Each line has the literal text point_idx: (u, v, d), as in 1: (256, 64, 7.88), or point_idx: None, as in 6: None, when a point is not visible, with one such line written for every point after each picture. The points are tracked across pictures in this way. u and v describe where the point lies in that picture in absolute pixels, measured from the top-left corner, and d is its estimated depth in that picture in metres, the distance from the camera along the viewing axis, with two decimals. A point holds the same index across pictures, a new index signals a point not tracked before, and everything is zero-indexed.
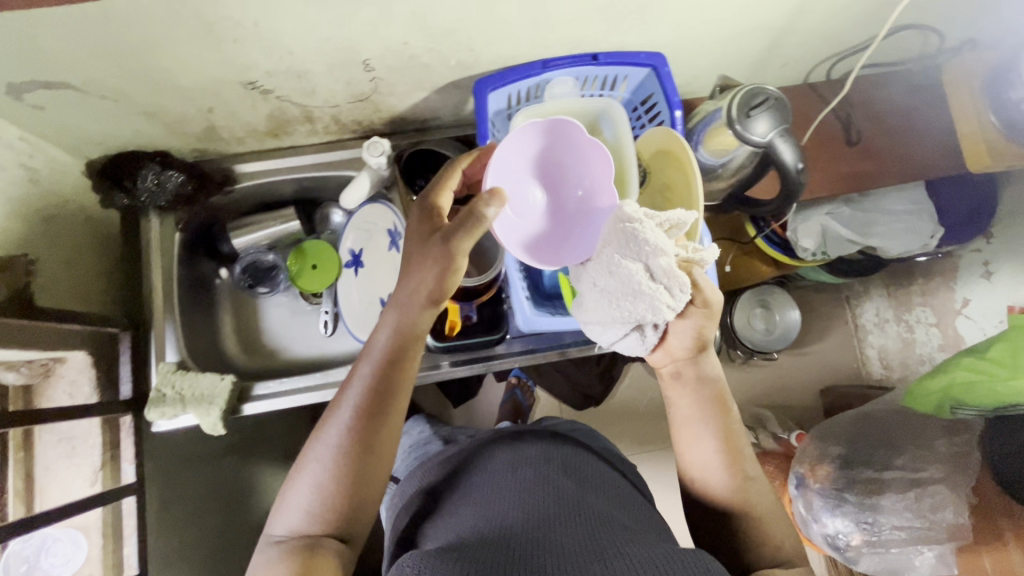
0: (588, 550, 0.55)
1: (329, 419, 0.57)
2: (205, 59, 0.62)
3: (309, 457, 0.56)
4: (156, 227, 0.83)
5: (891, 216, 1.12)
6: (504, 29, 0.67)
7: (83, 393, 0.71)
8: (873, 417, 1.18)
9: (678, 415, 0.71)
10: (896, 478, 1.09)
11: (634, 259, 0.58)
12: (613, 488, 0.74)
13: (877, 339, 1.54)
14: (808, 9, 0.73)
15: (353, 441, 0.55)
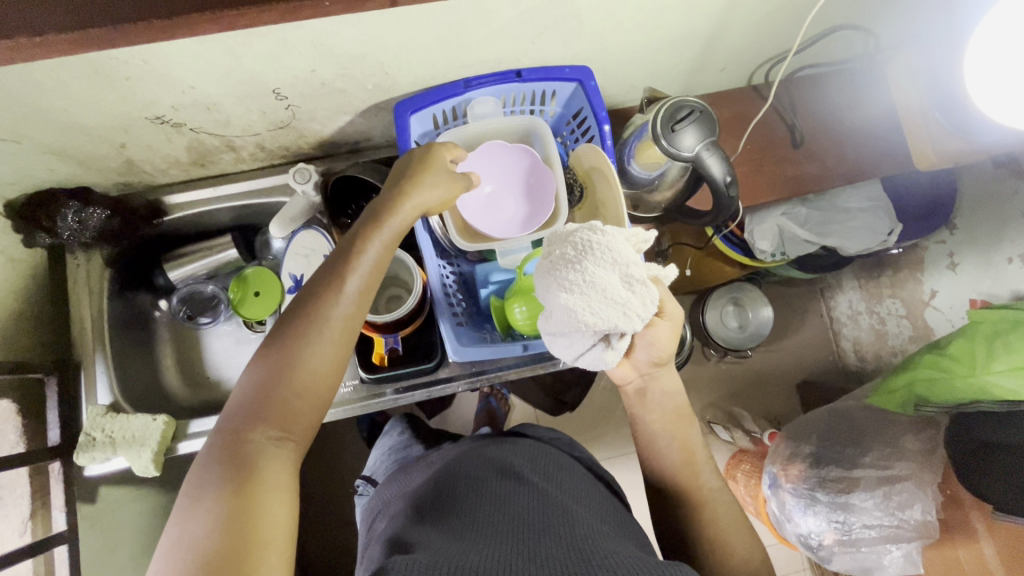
0: (564, 547, 0.55)
1: (296, 306, 0.52)
2: (102, 98, 0.60)
3: (269, 346, 0.51)
4: (85, 264, 0.82)
5: (847, 214, 1.11)
6: (415, 51, 0.64)
7: (8, 442, 0.70)
8: (843, 413, 1.17)
9: (643, 429, 0.71)
10: (865, 476, 1.07)
11: (613, 271, 0.56)
12: (589, 490, 0.73)
13: (852, 332, 1.59)
14: (732, 16, 0.71)
15: (321, 337, 0.51)
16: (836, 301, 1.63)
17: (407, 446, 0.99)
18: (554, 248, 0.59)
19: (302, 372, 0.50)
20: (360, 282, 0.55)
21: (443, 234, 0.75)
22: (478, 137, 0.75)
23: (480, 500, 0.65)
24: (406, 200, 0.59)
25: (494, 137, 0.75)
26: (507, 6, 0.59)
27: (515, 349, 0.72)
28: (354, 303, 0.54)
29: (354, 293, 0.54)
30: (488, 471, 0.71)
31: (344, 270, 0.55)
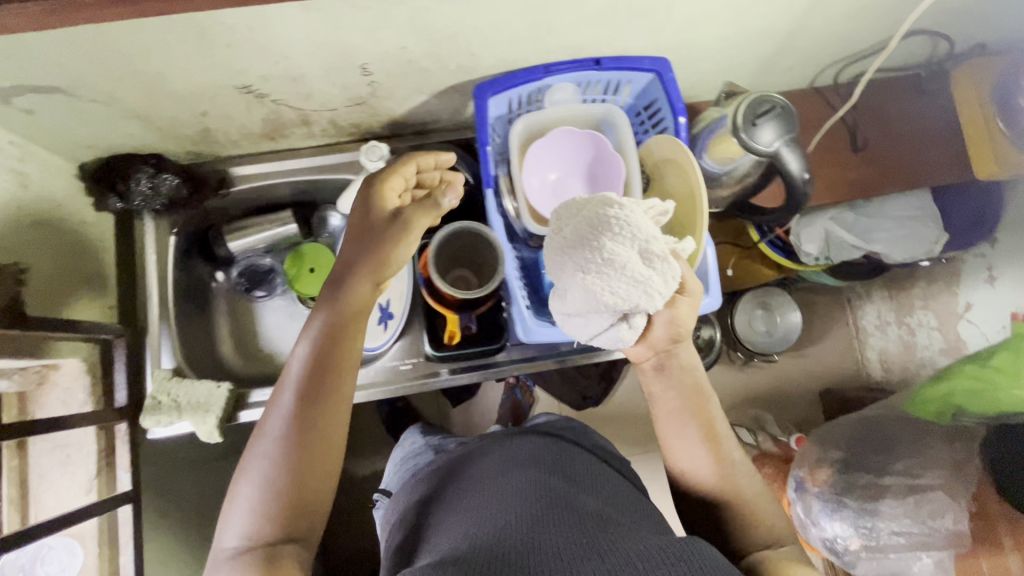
0: (585, 547, 0.54)
1: (264, 427, 0.53)
2: (198, 63, 0.60)
3: (248, 467, 0.51)
4: (152, 230, 0.82)
5: (895, 222, 1.10)
6: (504, 32, 0.65)
7: (77, 401, 0.72)
8: (871, 421, 1.15)
9: (658, 406, 0.68)
10: (895, 483, 1.01)
11: (633, 247, 0.56)
12: (610, 486, 0.72)
13: (878, 342, 1.52)
14: (815, 15, 0.71)
15: (295, 440, 0.51)
16: (862, 311, 1.54)
17: (421, 448, 0.97)
18: (572, 224, 0.59)
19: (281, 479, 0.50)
20: (318, 370, 0.54)
21: (515, 216, 0.75)
22: (551, 123, 0.75)
23: (492, 501, 0.64)
24: (357, 279, 0.57)
25: (567, 123, 0.75)
26: None
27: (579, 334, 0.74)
28: (323, 393, 0.53)
29: (320, 385, 0.53)
30: (498, 470, 0.70)
31: (305, 369, 0.54)
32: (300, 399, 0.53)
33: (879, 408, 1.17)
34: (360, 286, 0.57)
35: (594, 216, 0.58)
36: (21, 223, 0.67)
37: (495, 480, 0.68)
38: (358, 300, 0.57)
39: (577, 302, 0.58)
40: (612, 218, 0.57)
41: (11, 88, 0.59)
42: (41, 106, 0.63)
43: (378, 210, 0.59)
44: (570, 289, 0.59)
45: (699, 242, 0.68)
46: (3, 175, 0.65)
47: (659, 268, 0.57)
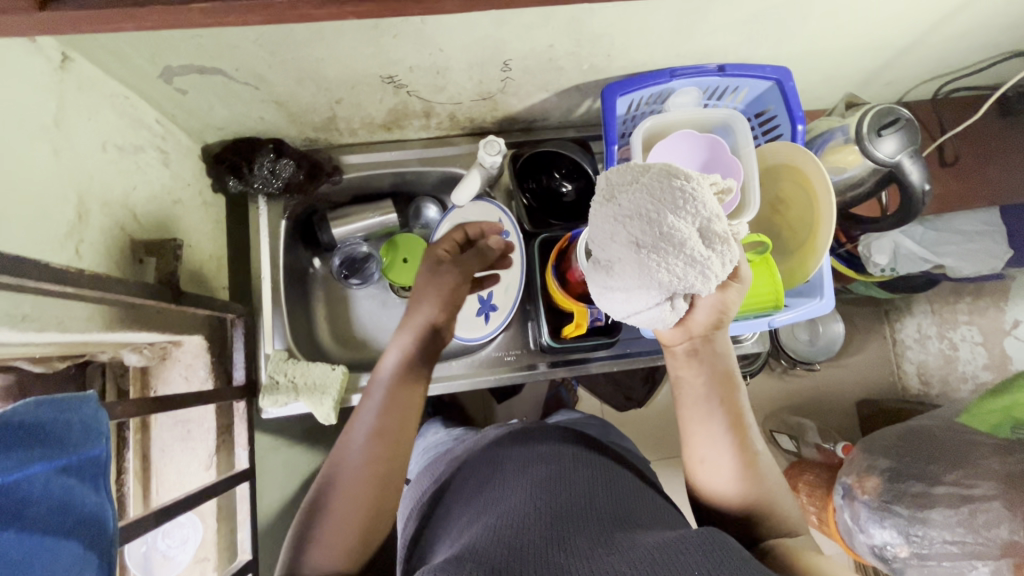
0: (601, 543, 0.53)
1: (337, 470, 0.63)
2: (359, 52, 0.62)
3: (325, 504, 0.61)
4: (266, 213, 0.84)
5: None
6: (647, 36, 0.67)
7: (198, 377, 0.74)
8: (919, 431, 1.18)
9: (687, 391, 0.69)
10: (947, 494, 1.02)
11: (693, 224, 0.53)
12: (630, 479, 0.70)
13: (917, 355, 1.56)
14: (934, 33, 0.74)
15: (365, 481, 0.62)
16: (903, 323, 1.60)
17: (439, 437, 0.96)
18: (628, 192, 0.53)
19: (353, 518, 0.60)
20: (388, 418, 0.66)
21: None
22: (672, 126, 0.78)
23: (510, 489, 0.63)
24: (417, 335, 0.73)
25: (687, 127, 0.78)
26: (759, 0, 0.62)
27: None
28: (391, 433, 0.65)
29: (388, 427, 0.66)
30: (511, 463, 0.69)
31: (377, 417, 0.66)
32: (370, 433, 0.65)
33: (929, 420, 1.21)
34: (423, 343, 0.73)
35: (659, 185, 0.53)
36: (162, 200, 0.68)
37: (511, 472, 0.67)
38: (419, 356, 0.72)
39: (624, 276, 0.55)
40: (677, 188, 0.53)
41: (178, 67, 0.60)
42: (196, 86, 0.65)
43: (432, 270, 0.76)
44: (619, 261, 0.55)
45: (824, 241, 0.70)
46: (151, 152, 0.67)
47: (716, 250, 0.55)
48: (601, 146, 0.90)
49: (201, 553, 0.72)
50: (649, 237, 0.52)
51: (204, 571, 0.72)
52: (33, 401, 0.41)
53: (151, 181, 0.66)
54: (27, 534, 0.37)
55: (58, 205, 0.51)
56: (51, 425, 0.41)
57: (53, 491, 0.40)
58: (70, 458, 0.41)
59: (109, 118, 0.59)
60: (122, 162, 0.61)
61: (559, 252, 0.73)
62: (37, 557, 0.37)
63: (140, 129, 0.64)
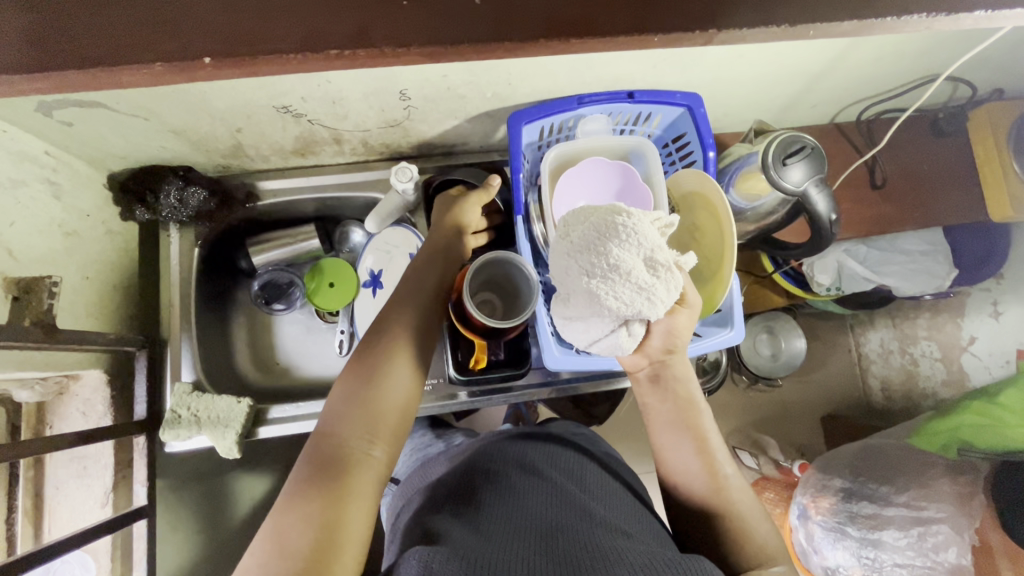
0: (589, 553, 0.52)
1: (382, 327, 0.62)
2: (241, 84, 0.61)
3: (355, 380, 0.58)
4: (178, 241, 0.83)
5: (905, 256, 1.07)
6: (544, 65, 0.66)
7: (96, 412, 0.72)
8: (878, 449, 1.11)
9: (653, 412, 0.69)
10: (898, 515, 1.00)
11: (638, 256, 0.52)
12: (615, 489, 0.71)
13: (880, 370, 1.51)
14: (844, 60, 0.73)
15: (409, 343, 0.62)
16: (866, 337, 1.52)
17: (429, 444, 0.95)
18: (579, 228, 0.55)
19: (403, 386, 0.59)
20: (425, 290, 0.66)
21: (543, 240, 0.75)
22: (582, 154, 0.77)
23: (491, 496, 0.63)
24: (442, 231, 0.73)
25: (599, 154, 0.77)
26: None
27: (609, 362, 0.71)
28: (430, 306, 0.66)
29: (426, 299, 0.66)
30: (500, 464, 0.69)
31: (414, 290, 0.66)
32: (410, 331, 0.62)
33: (887, 436, 1.13)
34: (446, 240, 0.72)
35: (601, 223, 0.54)
36: (51, 234, 0.67)
37: (492, 478, 0.67)
38: (443, 244, 0.71)
39: (577, 307, 0.55)
40: (620, 224, 0.53)
41: (54, 101, 0.59)
42: (80, 119, 0.63)
43: (461, 207, 0.75)
44: (573, 293, 0.55)
45: (728, 274, 0.69)
46: (37, 186, 0.65)
47: (665, 277, 0.54)
48: None
49: None
50: (592, 267, 0.52)
51: None
52: None
53: (33, 214, 0.65)
54: None
55: None
56: None
57: None
58: None
59: None
60: None
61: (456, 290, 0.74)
62: None
63: (23, 162, 0.64)
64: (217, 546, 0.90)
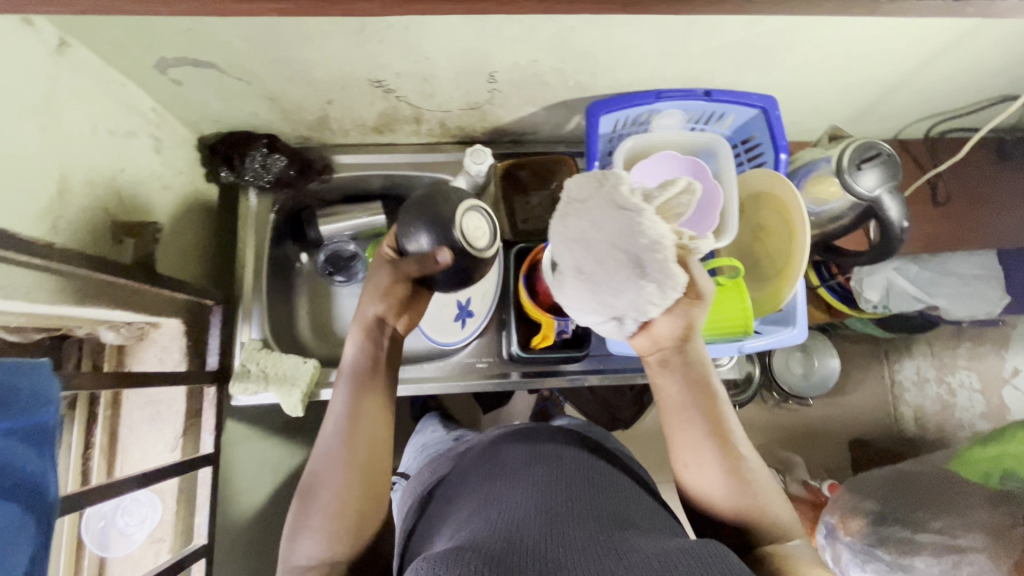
0: (601, 545, 0.50)
1: (324, 454, 0.58)
2: (346, 55, 0.64)
3: (310, 497, 0.56)
4: (256, 206, 0.86)
5: (958, 279, 0.96)
6: (631, 57, 0.68)
7: (172, 359, 0.75)
8: (911, 476, 1.12)
9: (670, 412, 0.61)
10: (932, 542, 0.97)
11: (624, 251, 0.50)
12: (632, 490, 0.65)
13: (914, 398, 1.46)
14: (922, 72, 0.74)
15: (348, 467, 0.56)
16: (901, 364, 1.48)
17: (440, 440, 0.96)
18: (575, 208, 0.52)
19: (347, 484, 0.56)
20: (359, 404, 0.59)
21: None
22: (654, 147, 0.79)
23: (502, 492, 0.60)
24: (367, 326, 0.62)
25: (671, 148, 0.79)
26: (736, 28, 0.63)
27: None
28: (366, 419, 0.59)
29: (362, 411, 0.59)
30: (510, 463, 0.66)
31: (347, 406, 0.60)
32: (348, 424, 0.58)
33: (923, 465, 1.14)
34: (373, 335, 0.62)
35: (597, 208, 0.51)
36: (152, 185, 0.70)
37: (504, 476, 0.64)
38: (376, 343, 0.62)
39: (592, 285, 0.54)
40: (625, 214, 0.50)
41: (173, 59, 0.63)
42: (190, 78, 0.67)
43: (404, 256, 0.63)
44: (567, 279, 0.55)
45: (797, 272, 0.70)
46: (144, 139, 0.69)
47: (663, 275, 0.50)
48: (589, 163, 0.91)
49: (157, 533, 0.72)
50: (585, 258, 0.52)
51: (158, 553, 0.72)
52: None
53: (139, 164, 0.68)
54: None
55: (41, 181, 0.53)
56: (3, 387, 0.42)
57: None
58: (20, 422, 0.43)
59: (102, 101, 0.62)
60: (112, 145, 0.64)
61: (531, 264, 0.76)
62: None
63: (133, 114, 0.67)
64: (260, 507, 0.92)
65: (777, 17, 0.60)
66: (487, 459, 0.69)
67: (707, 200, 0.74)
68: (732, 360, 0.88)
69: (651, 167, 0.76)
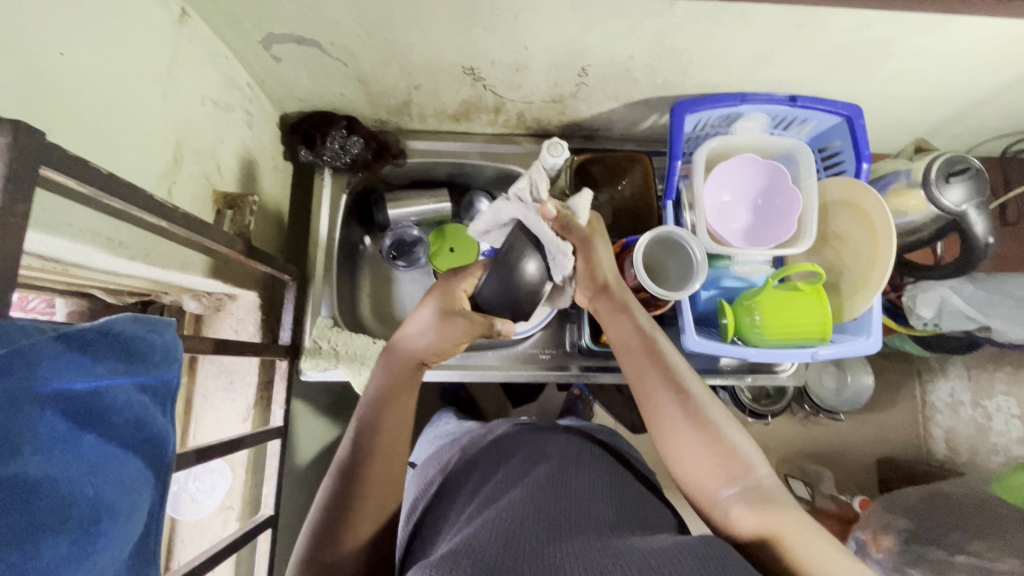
0: (598, 549, 0.48)
1: (336, 487, 0.58)
2: (447, 40, 0.65)
3: (319, 528, 0.56)
4: (330, 186, 0.87)
5: (1013, 301, 0.93)
6: (726, 58, 0.69)
7: (247, 331, 0.77)
8: (944, 494, 1.11)
9: (630, 363, 0.64)
10: (968, 564, 0.96)
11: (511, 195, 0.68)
12: (637, 493, 0.63)
13: (947, 420, 1.38)
14: (1014, 88, 0.74)
15: (362, 498, 0.57)
16: (935, 385, 1.42)
17: (452, 429, 0.93)
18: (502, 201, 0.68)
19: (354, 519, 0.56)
20: (377, 437, 0.61)
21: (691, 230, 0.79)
22: (734, 150, 0.79)
23: (501, 495, 0.58)
24: (406, 360, 0.66)
25: (750, 151, 0.79)
26: (841, 34, 0.63)
27: (746, 352, 0.73)
28: (384, 452, 0.60)
29: (380, 446, 0.60)
30: (511, 464, 0.64)
31: (363, 442, 0.60)
32: (364, 455, 0.60)
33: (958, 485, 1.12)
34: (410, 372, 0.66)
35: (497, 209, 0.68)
36: (241, 157, 0.71)
37: (505, 476, 0.62)
38: (409, 380, 0.66)
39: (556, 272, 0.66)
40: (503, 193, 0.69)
41: (280, 35, 0.63)
42: (290, 56, 0.68)
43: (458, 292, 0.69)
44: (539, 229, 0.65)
45: (878, 280, 0.70)
46: (239, 113, 0.70)
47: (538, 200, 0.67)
48: (659, 163, 0.91)
49: (227, 501, 0.74)
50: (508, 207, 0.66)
51: (226, 520, 0.73)
52: (132, 316, 0.43)
53: (234, 138, 0.69)
54: (105, 442, 0.39)
55: (159, 146, 0.54)
56: (142, 343, 0.43)
57: (133, 406, 0.41)
58: (149, 379, 0.42)
59: (210, 73, 0.63)
60: (215, 116, 0.65)
61: (608, 260, 0.77)
62: (109, 464, 0.38)
63: (233, 88, 0.68)
64: (312, 484, 0.93)
65: (887, 24, 0.61)
66: (496, 454, 0.68)
67: (786, 207, 0.75)
68: (794, 366, 0.88)
69: (734, 168, 0.76)
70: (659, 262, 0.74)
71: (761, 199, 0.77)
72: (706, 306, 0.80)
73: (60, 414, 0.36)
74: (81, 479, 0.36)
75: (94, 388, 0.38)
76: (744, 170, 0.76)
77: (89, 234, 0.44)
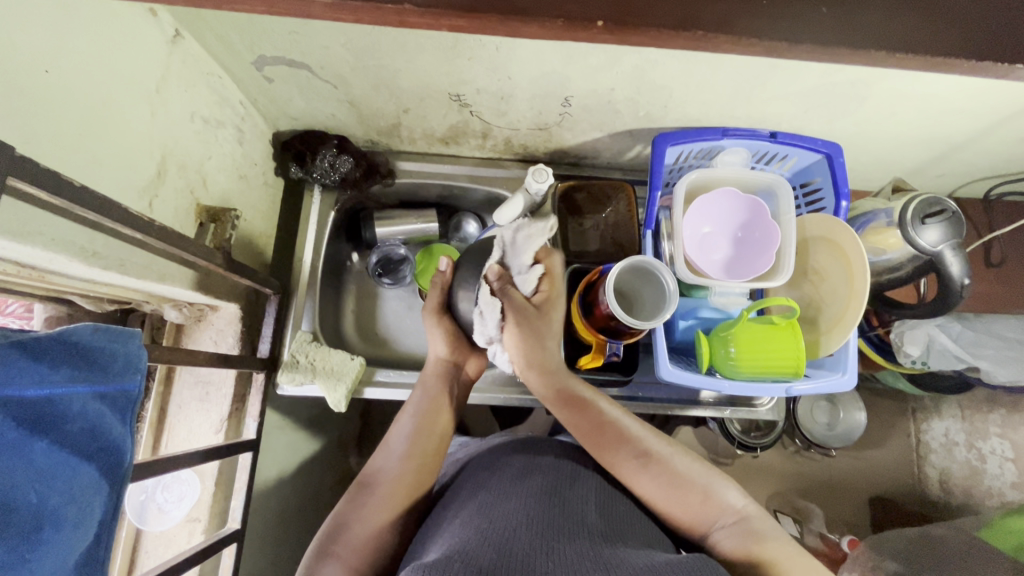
0: (591, 561, 0.47)
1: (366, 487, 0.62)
2: (432, 68, 0.67)
3: (337, 528, 0.58)
4: (319, 202, 0.88)
5: (1002, 342, 0.93)
6: (705, 94, 0.70)
7: (226, 343, 0.78)
8: (933, 536, 1.08)
9: (591, 438, 0.64)
10: None
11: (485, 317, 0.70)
12: (628, 508, 0.62)
13: (940, 462, 1.31)
14: (992, 132, 0.75)
15: (393, 490, 0.62)
16: (928, 424, 1.33)
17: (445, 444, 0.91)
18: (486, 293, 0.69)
19: (373, 509, 0.60)
20: (416, 437, 0.67)
21: (669, 260, 0.79)
22: (715, 183, 0.80)
23: (497, 501, 0.57)
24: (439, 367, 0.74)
25: (730, 185, 0.80)
26: (815, 76, 0.65)
27: (718, 384, 0.72)
28: (418, 456, 0.66)
29: (414, 449, 0.66)
30: (506, 474, 0.63)
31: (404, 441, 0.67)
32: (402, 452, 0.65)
33: (947, 529, 1.09)
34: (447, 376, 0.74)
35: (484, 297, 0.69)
36: (228, 173, 0.73)
37: (498, 485, 0.60)
38: (444, 388, 0.73)
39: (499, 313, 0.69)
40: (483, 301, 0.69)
41: (271, 58, 0.66)
42: (281, 78, 0.70)
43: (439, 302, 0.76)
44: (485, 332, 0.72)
45: (851, 319, 0.71)
46: (230, 130, 0.72)
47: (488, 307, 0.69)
48: (645, 192, 0.93)
49: (193, 513, 0.74)
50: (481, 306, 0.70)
51: (192, 533, 0.74)
52: (93, 326, 0.45)
53: (224, 153, 0.71)
54: (57, 449, 0.39)
55: (144, 160, 0.56)
56: (100, 352, 0.44)
57: (89, 413, 0.42)
58: (107, 387, 0.44)
59: (201, 91, 0.65)
60: (204, 132, 0.66)
61: (586, 286, 0.78)
62: (59, 472, 0.39)
63: (225, 106, 0.70)
64: (285, 500, 0.92)
65: (859, 68, 0.62)
66: (488, 464, 0.67)
67: (766, 239, 0.75)
68: (772, 400, 0.87)
69: (718, 197, 0.77)
70: (635, 290, 0.76)
71: (741, 230, 0.77)
72: (683, 336, 0.81)
73: (12, 421, 0.37)
74: (25, 485, 0.37)
75: (48, 396, 0.39)
76: (728, 200, 0.77)
77: (61, 243, 0.46)
